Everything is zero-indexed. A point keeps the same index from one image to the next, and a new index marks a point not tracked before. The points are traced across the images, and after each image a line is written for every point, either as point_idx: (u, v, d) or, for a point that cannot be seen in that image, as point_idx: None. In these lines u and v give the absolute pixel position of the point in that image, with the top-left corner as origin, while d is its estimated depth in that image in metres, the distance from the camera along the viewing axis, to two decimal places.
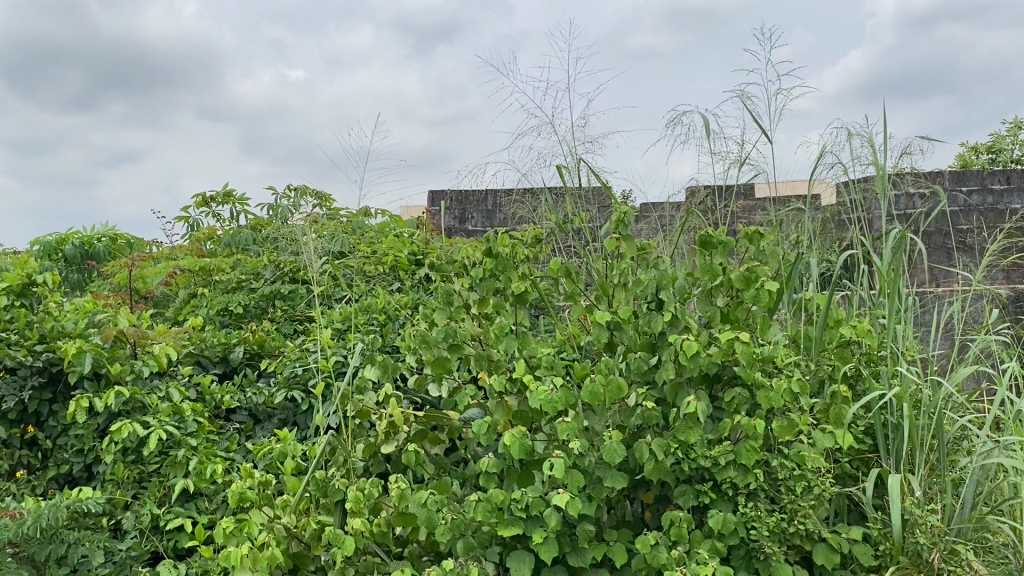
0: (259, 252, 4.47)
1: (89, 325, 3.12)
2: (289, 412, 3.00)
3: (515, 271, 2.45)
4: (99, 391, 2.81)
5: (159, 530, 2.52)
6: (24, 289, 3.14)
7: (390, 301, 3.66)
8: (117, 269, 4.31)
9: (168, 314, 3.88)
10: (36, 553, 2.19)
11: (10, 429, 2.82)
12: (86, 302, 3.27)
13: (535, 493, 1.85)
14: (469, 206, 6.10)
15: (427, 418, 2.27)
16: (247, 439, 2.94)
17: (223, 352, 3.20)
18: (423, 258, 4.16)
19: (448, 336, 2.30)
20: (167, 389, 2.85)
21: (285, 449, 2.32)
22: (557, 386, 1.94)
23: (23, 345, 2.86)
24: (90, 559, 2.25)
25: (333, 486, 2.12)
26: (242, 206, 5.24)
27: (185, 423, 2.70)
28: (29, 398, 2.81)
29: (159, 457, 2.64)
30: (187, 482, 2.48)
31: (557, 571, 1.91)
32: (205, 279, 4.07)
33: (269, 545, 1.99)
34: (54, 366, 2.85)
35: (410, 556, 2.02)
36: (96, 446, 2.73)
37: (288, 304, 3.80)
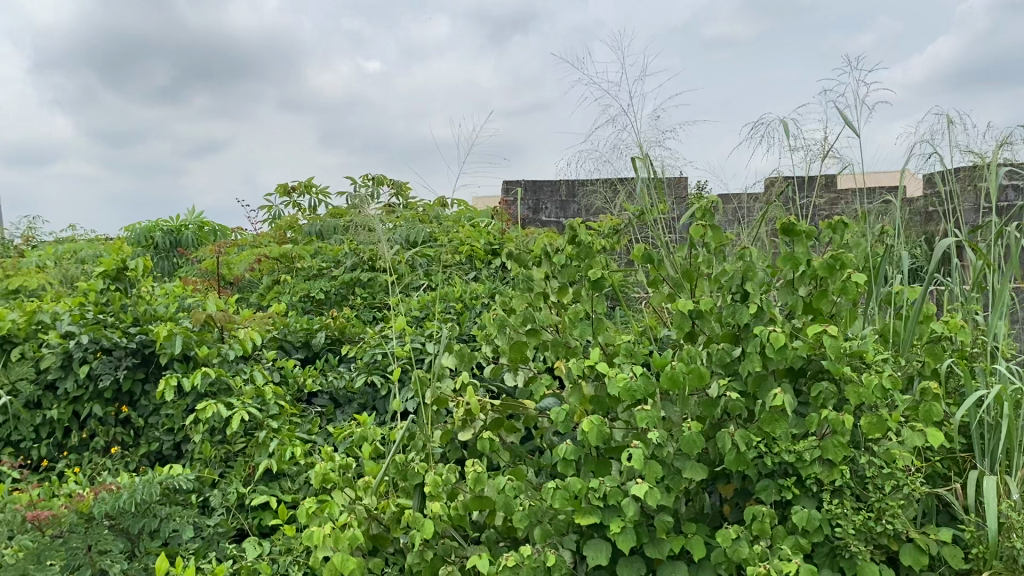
0: (340, 240, 4.57)
1: (179, 310, 3.25)
2: (368, 397, 3.06)
3: (598, 259, 2.39)
4: (188, 372, 2.92)
5: (244, 508, 2.58)
6: (117, 273, 3.23)
7: (466, 290, 3.70)
8: (205, 255, 4.46)
9: (254, 300, 4.00)
10: (131, 525, 2.27)
11: (106, 407, 2.94)
12: (175, 287, 3.41)
13: (613, 483, 1.84)
14: (543, 197, 6.12)
15: (504, 406, 2.28)
16: (328, 422, 3.01)
17: (305, 337, 3.31)
18: (500, 248, 4.19)
19: (527, 321, 2.33)
20: (251, 372, 2.94)
21: (365, 433, 2.37)
22: (636, 376, 1.93)
23: (118, 327, 3.01)
24: (180, 534, 2.33)
25: (413, 470, 2.16)
26: (322, 196, 5.36)
27: (268, 405, 2.79)
28: (123, 377, 2.92)
29: (245, 437, 2.73)
30: (271, 462, 2.55)
31: (635, 562, 1.88)
32: (288, 266, 4.17)
33: (351, 526, 2.02)
34: (146, 348, 2.97)
35: (487, 541, 2.03)
36: (185, 426, 2.83)
37: (368, 292, 3.90)
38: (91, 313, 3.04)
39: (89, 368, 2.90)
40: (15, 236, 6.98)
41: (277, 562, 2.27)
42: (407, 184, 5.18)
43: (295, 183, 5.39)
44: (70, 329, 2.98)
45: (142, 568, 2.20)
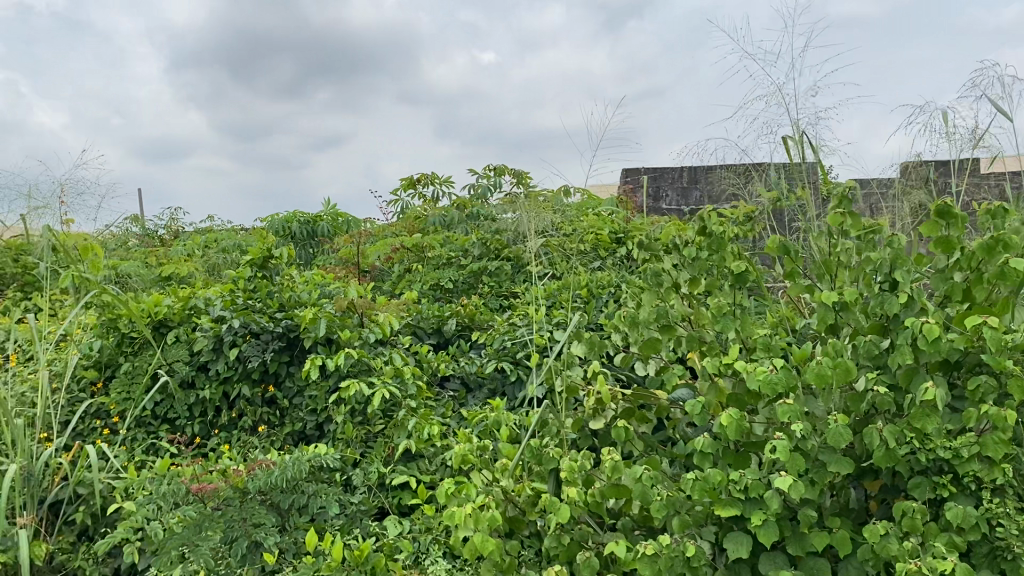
0: (465, 230, 4.65)
1: (320, 296, 3.43)
2: (498, 382, 3.12)
3: (730, 250, 2.35)
4: (331, 354, 3.08)
5: (385, 488, 2.68)
6: (264, 262, 3.52)
7: (593, 279, 3.69)
8: (342, 246, 4.67)
9: (386, 288, 4.15)
10: (281, 500, 2.41)
11: (254, 388, 3.13)
12: (314, 275, 3.62)
13: (754, 475, 1.82)
14: (664, 184, 6.07)
15: (635, 396, 2.28)
16: (460, 406, 3.09)
17: (437, 324, 3.43)
18: (625, 236, 4.18)
19: (660, 317, 2.30)
20: (390, 354, 3.09)
21: (499, 418, 2.43)
22: (777, 368, 1.88)
23: (266, 312, 3.22)
24: (327, 510, 2.45)
25: (548, 455, 2.21)
26: (446, 186, 5.48)
27: (406, 385, 2.91)
28: (270, 359, 3.11)
29: (384, 418, 2.86)
30: (410, 443, 2.65)
31: (777, 556, 1.86)
32: (419, 256, 4.28)
33: (489, 507, 2.08)
34: (291, 332, 3.16)
35: (624, 529, 2.04)
36: (328, 406, 2.99)
37: (496, 280, 3.98)
38: (240, 298, 3.26)
39: (238, 350, 3.09)
40: (160, 227, 7.39)
41: (418, 541, 2.36)
42: (529, 174, 5.23)
43: (420, 175, 5.53)
44: (221, 314, 3.19)
45: (292, 541, 2.33)
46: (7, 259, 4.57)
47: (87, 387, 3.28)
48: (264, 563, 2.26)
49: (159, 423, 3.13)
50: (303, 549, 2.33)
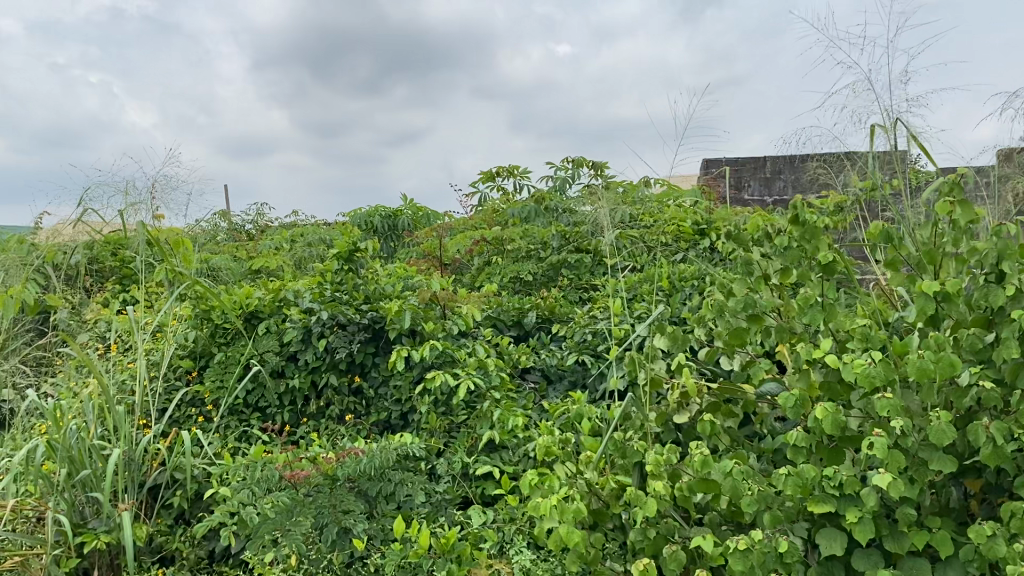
0: (544, 223, 4.64)
1: (403, 289, 3.52)
2: (578, 375, 3.13)
3: (825, 239, 2.27)
4: (415, 345, 3.13)
5: (469, 478, 2.70)
6: (350, 255, 3.70)
7: (676, 272, 3.65)
8: (423, 239, 4.73)
9: (466, 281, 4.20)
10: (368, 488, 2.46)
11: (341, 377, 3.21)
12: (397, 268, 3.69)
13: (849, 471, 1.78)
14: (746, 174, 5.95)
15: (721, 389, 2.25)
16: (541, 399, 3.09)
17: (517, 317, 3.46)
18: (707, 228, 4.12)
19: (748, 306, 2.26)
20: (474, 346, 3.13)
21: (582, 410, 2.43)
22: (875, 361, 1.83)
23: (352, 304, 3.30)
24: (413, 498, 2.48)
25: (632, 448, 2.19)
26: (525, 179, 5.49)
27: (489, 376, 2.94)
28: (356, 350, 3.19)
29: (467, 409, 2.89)
30: (493, 434, 2.68)
31: (872, 554, 1.81)
32: (499, 248, 4.30)
33: (575, 499, 2.08)
34: (377, 324, 3.25)
35: (711, 524, 2.01)
36: (412, 396, 3.04)
37: (575, 273, 3.97)
38: (328, 291, 3.35)
39: (326, 341, 3.18)
40: (246, 223, 7.60)
41: (502, 530, 2.38)
42: (607, 166, 5.20)
43: (498, 168, 5.55)
44: (310, 306, 3.28)
45: (379, 528, 2.38)
46: (105, 253, 4.72)
47: (183, 375, 3.41)
48: (353, 549, 2.32)
49: (251, 411, 3.23)
50: (390, 536, 2.38)
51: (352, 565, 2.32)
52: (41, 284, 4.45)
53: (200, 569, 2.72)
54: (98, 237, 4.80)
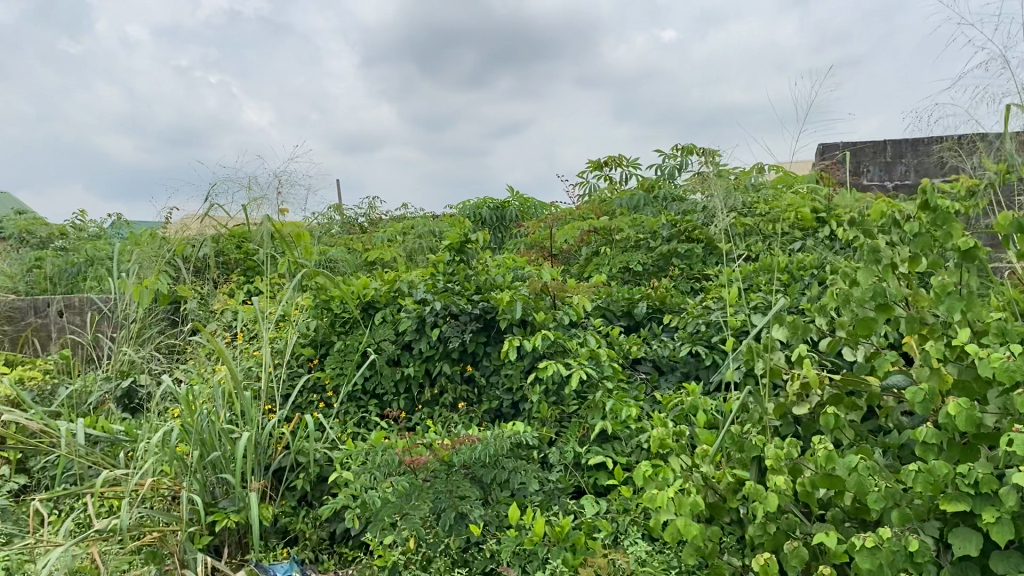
0: (654, 212, 4.58)
1: (513, 279, 3.56)
2: (691, 366, 3.08)
3: (959, 226, 2.17)
4: (527, 335, 3.16)
5: (581, 468, 2.71)
6: (462, 246, 3.79)
7: (793, 261, 3.54)
8: (531, 230, 4.75)
9: (575, 272, 4.21)
10: (483, 475, 2.51)
11: (454, 366, 3.27)
12: (507, 260, 3.73)
13: (985, 470, 1.70)
14: (865, 159, 5.72)
15: (844, 381, 2.17)
16: (653, 389, 3.06)
17: (627, 307, 3.43)
18: (826, 215, 3.98)
19: (876, 295, 2.17)
20: (585, 336, 3.14)
21: (697, 402, 2.40)
22: (1014, 355, 1.74)
23: (464, 295, 3.35)
24: (526, 486, 2.51)
25: (750, 442, 2.15)
26: (633, 168, 5.44)
27: (601, 367, 2.93)
28: (469, 339, 3.24)
29: (578, 400, 2.89)
30: (606, 423, 2.67)
31: (1011, 557, 1.72)
32: (608, 239, 4.28)
33: (691, 492, 2.06)
34: (488, 314, 3.29)
35: (834, 520, 1.95)
36: (523, 385, 3.08)
37: (687, 262, 3.91)
38: (440, 282, 3.42)
39: (440, 331, 3.24)
40: (359, 216, 7.80)
41: (616, 521, 2.38)
42: (718, 152, 5.09)
43: (606, 157, 5.51)
44: (424, 297, 3.36)
45: (495, 515, 2.42)
46: (230, 246, 5.04)
47: (305, 362, 3.55)
48: (469, 534, 2.38)
49: (368, 398, 3.34)
50: (505, 523, 2.42)
51: (469, 550, 2.37)
52: (172, 275, 4.71)
53: (322, 549, 2.85)
54: (223, 231, 5.03)
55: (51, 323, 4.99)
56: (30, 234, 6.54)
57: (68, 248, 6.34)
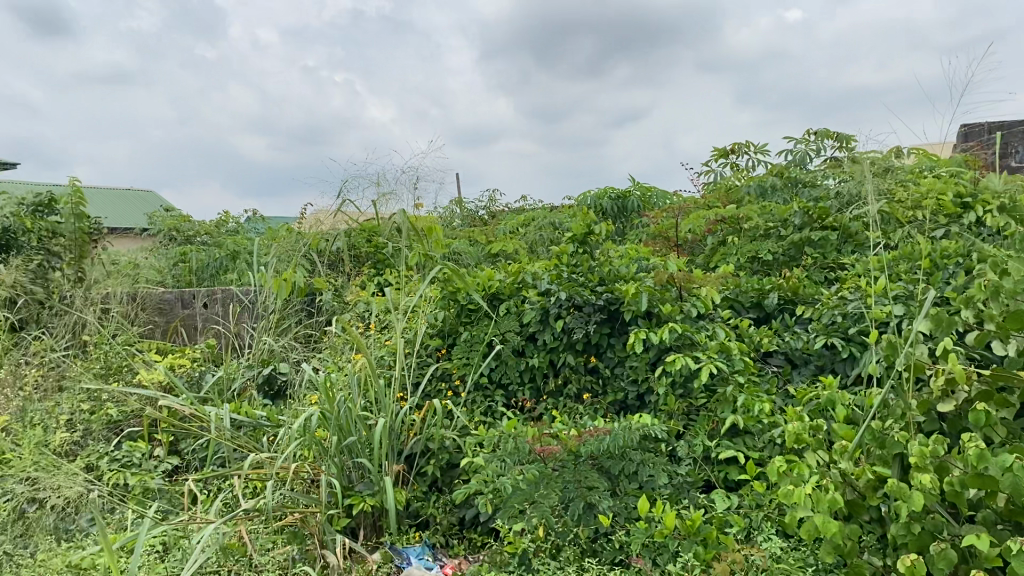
0: (783, 199, 4.45)
1: (638, 270, 3.54)
2: (826, 359, 2.99)
3: None
4: (652, 327, 3.14)
5: (711, 462, 2.68)
6: (585, 237, 3.88)
7: (937, 248, 3.36)
8: (655, 220, 4.70)
9: (700, 262, 4.14)
10: (611, 466, 2.52)
11: (578, 358, 3.29)
12: (630, 250, 3.71)
13: None
14: (1013, 139, 5.38)
15: (994, 376, 2.04)
16: (785, 382, 3.00)
17: (757, 298, 3.36)
18: (973, 200, 3.77)
19: None
20: (713, 328, 3.09)
21: (833, 397, 2.34)
22: None
23: (588, 287, 3.35)
24: (655, 479, 2.50)
25: (891, 438, 2.07)
26: (760, 154, 5.30)
27: (732, 360, 2.88)
28: (593, 331, 3.25)
29: (706, 394, 2.86)
30: (737, 418, 2.62)
31: None
32: (736, 228, 4.16)
33: (829, 488, 2.01)
34: (613, 305, 3.28)
35: (985, 521, 1.86)
36: (649, 377, 3.06)
37: (819, 251, 3.78)
38: (564, 273, 3.44)
39: (564, 322, 3.26)
40: (479, 209, 7.91)
41: (749, 517, 2.35)
42: (853, 137, 4.88)
43: (733, 145, 5.39)
44: (548, 288, 3.39)
45: (624, 506, 2.42)
46: (360, 240, 5.14)
47: (433, 352, 3.64)
48: (598, 524, 2.39)
49: (494, 388, 3.39)
50: (634, 514, 2.42)
51: (597, 540, 2.39)
52: (308, 269, 4.92)
53: (452, 534, 2.94)
54: (354, 225, 5.21)
55: (195, 314, 5.27)
56: (178, 230, 6.96)
57: (210, 243, 6.71)
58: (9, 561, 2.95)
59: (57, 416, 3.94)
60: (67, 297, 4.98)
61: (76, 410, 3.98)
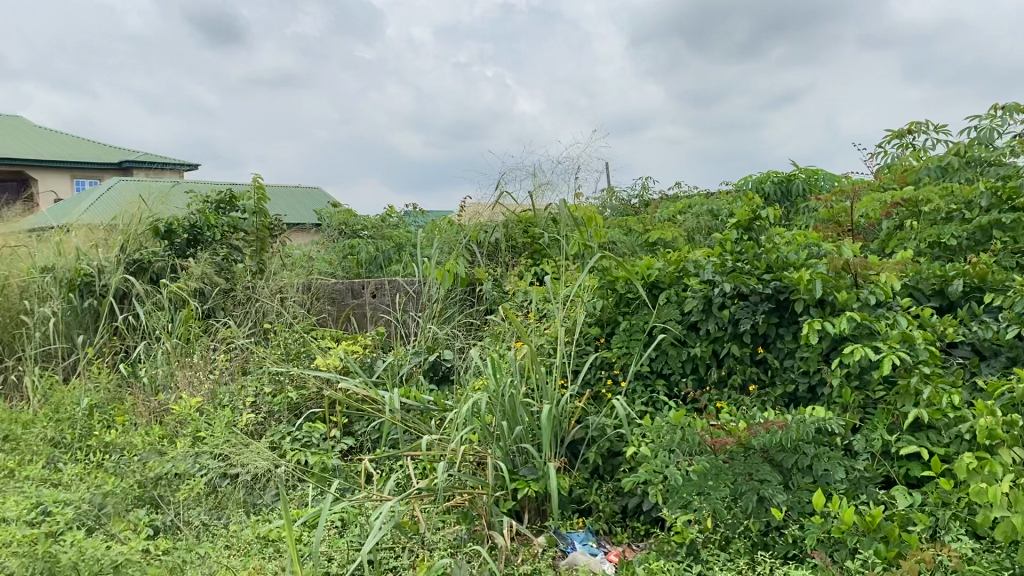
0: (966, 179, 4.18)
1: (807, 257, 3.42)
2: (1020, 350, 2.79)
3: None
4: (825, 316, 3.04)
5: (891, 457, 2.56)
6: (749, 224, 3.79)
7: None
8: (825, 205, 4.53)
9: (874, 248, 3.93)
10: (783, 459, 2.47)
11: (743, 348, 3.21)
12: (797, 236, 3.60)
13: None
14: None
15: None
16: (972, 375, 2.83)
17: (940, 285, 3.18)
18: None
19: None
20: (894, 317, 2.95)
21: None
22: None
23: (755, 275, 3.27)
24: (831, 474, 2.41)
25: None
26: (938, 132, 4.98)
27: (916, 350, 2.74)
28: (761, 321, 3.17)
29: (885, 386, 2.74)
30: (920, 411, 2.49)
31: None
32: (913, 211, 3.95)
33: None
34: (781, 294, 3.18)
35: None
36: (821, 368, 2.96)
37: (1009, 234, 3.52)
38: (729, 261, 3.37)
39: (730, 312, 3.21)
40: (633, 197, 7.85)
41: (935, 516, 2.23)
42: None
43: (908, 124, 5.09)
44: (713, 276, 3.34)
45: (797, 500, 2.37)
46: (518, 230, 5.19)
47: (594, 341, 3.66)
48: (769, 518, 2.34)
49: (655, 377, 3.36)
50: (808, 509, 2.35)
51: (769, 534, 2.34)
52: (469, 259, 5.06)
53: (615, 522, 2.96)
54: (512, 216, 5.29)
55: (365, 304, 5.47)
56: (346, 225, 7.32)
57: (375, 236, 7.01)
58: (205, 530, 3.14)
59: (244, 397, 4.25)
60: (249, 287, 5.36)
61: (260, 392, 4.27)
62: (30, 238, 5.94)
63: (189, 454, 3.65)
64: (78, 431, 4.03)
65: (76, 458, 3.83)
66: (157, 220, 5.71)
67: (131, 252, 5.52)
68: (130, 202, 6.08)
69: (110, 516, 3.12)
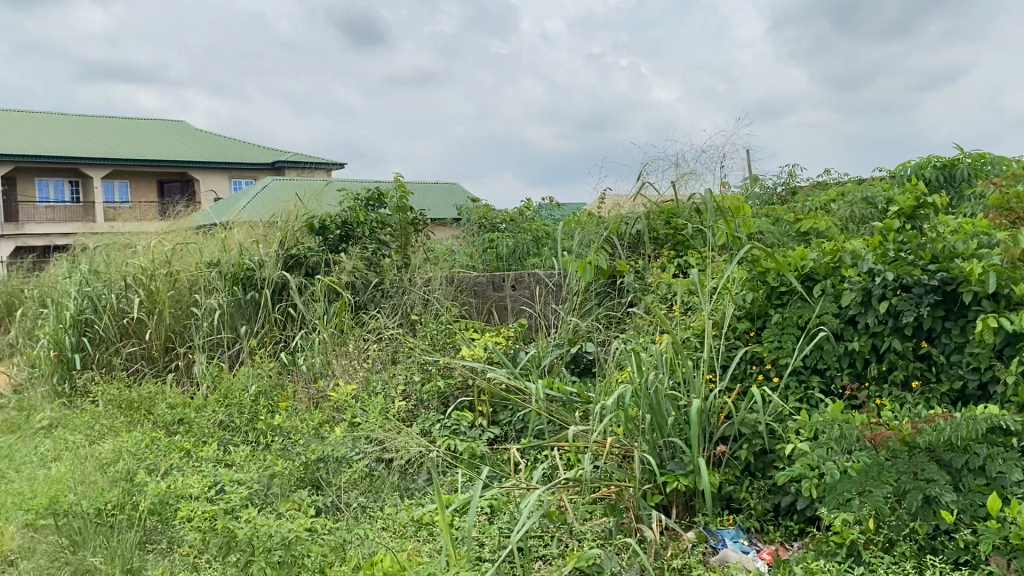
0: None
1: (976, 247, 3.23)
2: None
3: None
4: (1000, 310, 2.90)
5: None
6: (912, 212, 3.61)
7: None
8: (994, 190, 4.25)
9: None
10: (952, 459, 2.34)
11: (905, 343, 3.07)
12: (965, 224, 3.41)
13: None
14: None
15: None
16: None
17: None
18: None
19: None
20: None
21: None
22: None
23: (918, 265, 3.13)
24: (1007, 476, 2.27)
25: None
26: None
27: None
28: (925, 314, 3.02)
29: None
30: None
31: None
32: None
33: None
34: (948, 285, 3.02)
35: None
36: (994, 365, 2.84)
37: None
38: (891, 250, 3.24)
39: (891, 304, 3.06)
40: (778, 184, 7.60)
41: None
42: None
43: None
44: (873, 267, 3.21)
45: (969, 503, 2.24)
46: (660, 222, 5.11)
47: (743, 335, 3.55)
48: (938, 521, 2.24)
49: (810, 372, 3.25)
50: (982, 513, 2.22)
51: (937, 538, 2.25)
52: (611, 252, 5.06)
53: (767, 520, 2.90)
54: (654, 207, 5.21)
55: (506, 297, 5.53)
56: (486, 219, 7.45)
57: (515, 228, 7.10)
58: (363, 512, 3.30)
59: (396, 385, 4.42)
60: (398, 280, 5.56)
61: (410, 381, 4.43)
62: (198, 235, 6.38)
63: (347, 439, 3.84)
64: (245, 415, 4.30)
65: (244, 440, 4.10)
66: (311, 217, 6.01)
67: (288, 247, 5.86)
68: (286, 199, 6.42)
69: (277, 495, 3.34)
